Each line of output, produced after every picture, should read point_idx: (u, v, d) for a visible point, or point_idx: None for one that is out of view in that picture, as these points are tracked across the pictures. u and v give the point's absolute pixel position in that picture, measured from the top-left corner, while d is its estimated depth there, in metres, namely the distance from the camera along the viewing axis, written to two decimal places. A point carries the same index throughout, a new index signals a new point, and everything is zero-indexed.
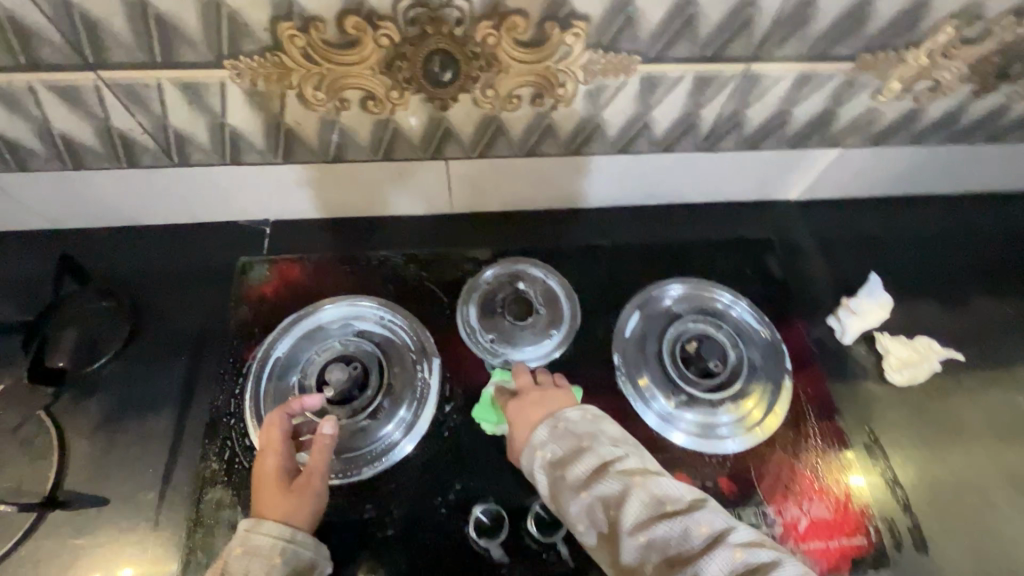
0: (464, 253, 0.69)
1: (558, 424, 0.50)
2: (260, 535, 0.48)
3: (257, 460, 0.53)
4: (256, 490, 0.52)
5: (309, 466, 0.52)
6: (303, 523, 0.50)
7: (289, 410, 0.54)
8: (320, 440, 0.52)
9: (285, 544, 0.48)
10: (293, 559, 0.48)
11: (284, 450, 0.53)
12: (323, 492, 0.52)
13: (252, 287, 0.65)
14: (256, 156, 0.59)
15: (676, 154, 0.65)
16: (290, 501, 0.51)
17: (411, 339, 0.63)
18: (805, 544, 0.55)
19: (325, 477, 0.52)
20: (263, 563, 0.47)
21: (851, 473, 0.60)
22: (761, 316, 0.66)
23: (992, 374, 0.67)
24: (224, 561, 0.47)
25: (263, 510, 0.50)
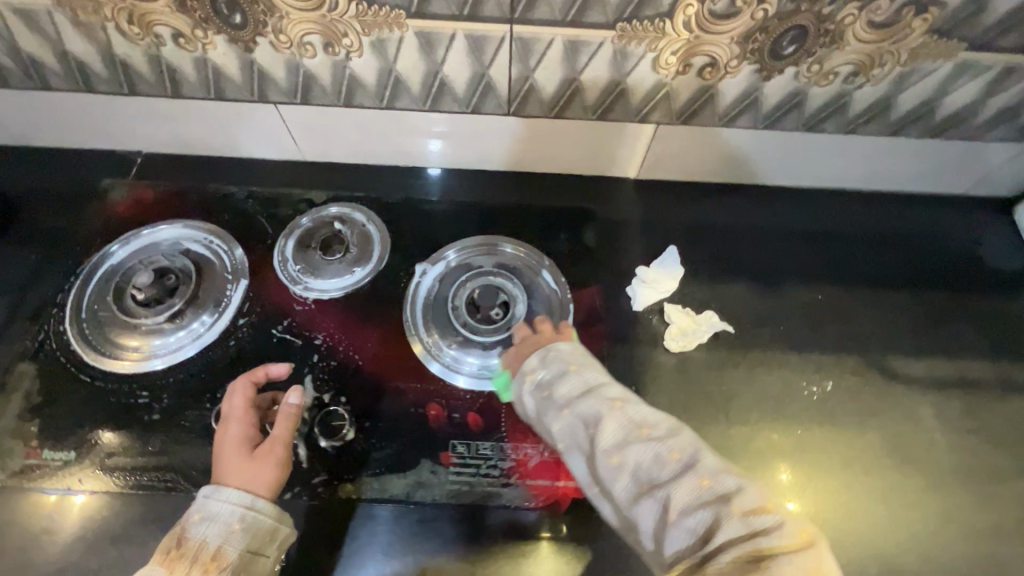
0: (300, 195, 0.76)
1: (549, 353, 0.55)
2: (220, 501, 0.50)
3: (221, 429, 0.57)
4: (217, 457, 0.54)
5: (274, 433, 0.56)
6: (263, 489, 0.52)
7: (253, 377, 0.61)
8: (286, 410, 0.57)
9: (244, 511, 0.50)
10: (253, 525, 0.50)
11: (248, 419, 0.57)
12: (286, 460, 0.55)
13: (110, 205, 0.74)
14: (105, 86, 0.68)
15: (487, 115, 0.69)
16: (251, 468, 0.53)
17: (229, 262, 0.70)
18: (530, 480, 0.58)
19: (287, 447, 0.56)
20: (222, 529, 0.49)
21: (786, 499, 0.60)
22: (555, 276, 0.71)
23: (780, 356, 0.68)
24: (181, 528, 0.49)
25: (223, 478, 0.52)
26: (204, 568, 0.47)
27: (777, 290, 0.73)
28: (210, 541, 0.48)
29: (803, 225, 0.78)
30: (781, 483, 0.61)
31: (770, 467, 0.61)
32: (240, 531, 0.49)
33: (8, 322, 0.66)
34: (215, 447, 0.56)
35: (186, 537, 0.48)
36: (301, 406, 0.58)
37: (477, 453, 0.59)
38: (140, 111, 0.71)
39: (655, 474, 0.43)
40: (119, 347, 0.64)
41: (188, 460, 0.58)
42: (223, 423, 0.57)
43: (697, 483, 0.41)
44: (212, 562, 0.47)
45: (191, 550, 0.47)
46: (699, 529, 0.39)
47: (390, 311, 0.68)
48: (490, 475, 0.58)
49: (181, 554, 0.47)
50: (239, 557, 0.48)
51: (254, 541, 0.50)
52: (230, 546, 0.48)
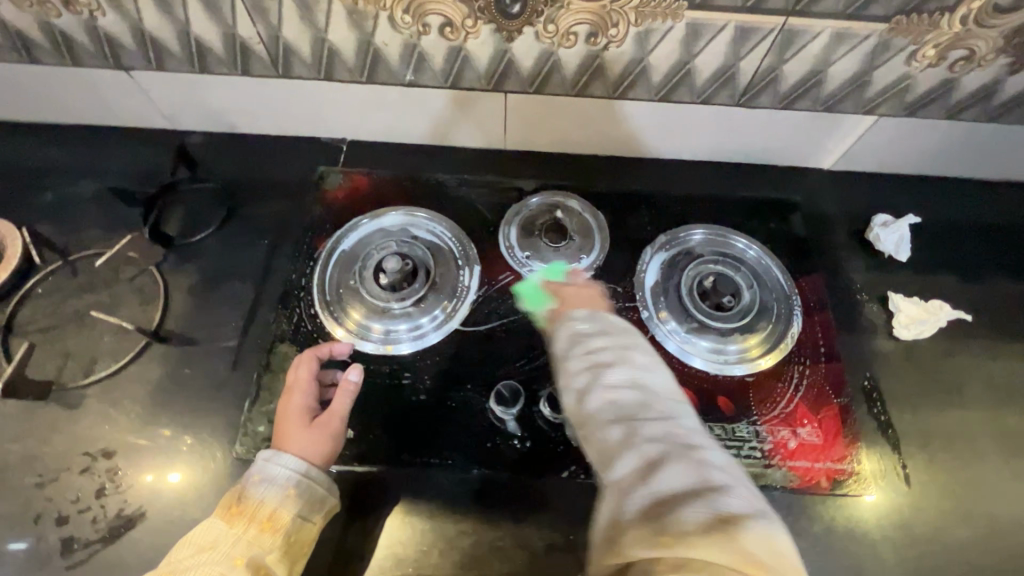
0: (511, 182, 0.77)
1: (567, 324, 0.55)
2: (277, 465, 0.53)
3: (284, 398, 0.59)
4: (279, 424, 0.57)
5: (332, 407, 0.58)
6: (319, 459, 0.55)
7: (318, 353, 0.62)
8: (346, 385, 0.59)
9: (298, 478, 0.53)
10: (307, 491, 0.53)
11: (309, 387, 0.59)
12: (339, 431, 0.57)
13: (328, 190, 0.76)
14: (345, 74, 0.69)
15: (713, 107, 0.71)
16: (310, 436, 0.56)
17: (457, 248, 0.72)
18: (791, 461, 0.61)
19: (342, 419, 0.58)
20: (277, 492, 0.52)
21: (865, 490, 0.60)
22: (778, 265, 0.72)
23: (1001, 344, 0.70)
24: (242, 486, 0.53)
25: (283, 444, 0.55)
26: (261, 526, 0.50)
27: (987, 281, 0.74)
28: (267, 502, 0.51)
29: (1002, 218, 0.79)
30: (863, 474, 0.61)
31: (1013, 452, 0.63)
32: (294, 496, 0.52)
33: (257, 305, 0.68)
34: (280, 414, 0.58)
35: (246, 495, 0.52)
36: (360, 383, 0.60)
37: (736, 435, 0.62)
38: (368, 98, 0.73)
39: (636, 410, 0.45)
40: (370, 330, 0.66)
41: (465, 444, 0.60)
42: (288, 393, 0.59)
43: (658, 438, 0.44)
44: (268, 520, 0.51)
45: (251, 507, 0.51)
46: (639, 460, 0.41)
47: (621, 297, 0.69)
48: (754, 455, 0.61)
49: (241, 510, 0.51)
50: (292, 519, 0.52)
51: (307, 507, 0.53)
52: (283, 508, 0.52)
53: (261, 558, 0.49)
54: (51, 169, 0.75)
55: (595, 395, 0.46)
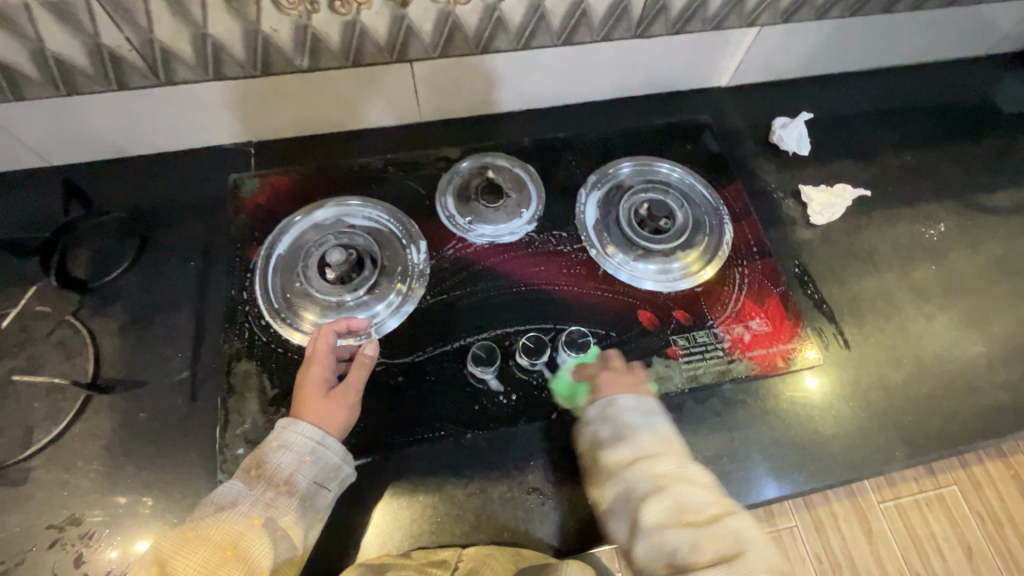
0: (436, 153, 0.77)
1: (611, 405, 0.58)
2: (295, 432, 0.54)
3: (305, 366, 0.59)
4: (299, 391, 0.57)
5: (349, 380, 0.58)
6: (334, 430, 0.56)
7: (336, 327, 0.61)
8: (361, 358, 0.59)
9: (316, 446, 0.54)
10: (322, 460, 0.54)
11: (329, 359, 0.59)
12: (355, 405, 0.58)
13: (247, 197, 0.72)
14: (237, 69, 0.65)
15: (613, 42, 0.73)
16: (328, 406, 0.57)
17: (398, 228, 0.71)
18: (749, 352, 0.67)
19: (358, 393, 0.58)
20: (294, 458, 0.53)
21: (807, 373, 0.67)
22: (702, 181, 0.77)
23: (897, 211, 0.79)
24: (261, 450, 0.53)
25: (302, 413, 0.56)
26: (276, 490, 0.51)
27: (875, 159, 0.83)
28: (284, 467, 0.52)
29: (877, 104, 0.88)
30: (809, 361, 0.67)
31: (925, 299, 0.73)
32: (309, 462, 0.53)
33: (201, 330, 0.64)
34: (298, 383, 0.58)
35: (265, 461, 0.53)
36: (376, 358, 0.60)
37: (698, 341, 0.67)
38: (268, 91, 0.69)
39: (666, 529, 0.48)
40: None
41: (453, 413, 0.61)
42: (308, 362, 0.59)
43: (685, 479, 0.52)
44: (283, 486, 0.52)
45: (269, 471, 0.52)
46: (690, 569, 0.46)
47: (568, 241, 0.72)
48: (717, 355, 0.66)
49: (260, 473, 0.52)
50: (307, 486, 0.52)
51: (321, 474, 0.53)
52: (300, 475, 0.52)
53: (275, 521, 0.50)
54: None
55: (654, 514, 0.49)
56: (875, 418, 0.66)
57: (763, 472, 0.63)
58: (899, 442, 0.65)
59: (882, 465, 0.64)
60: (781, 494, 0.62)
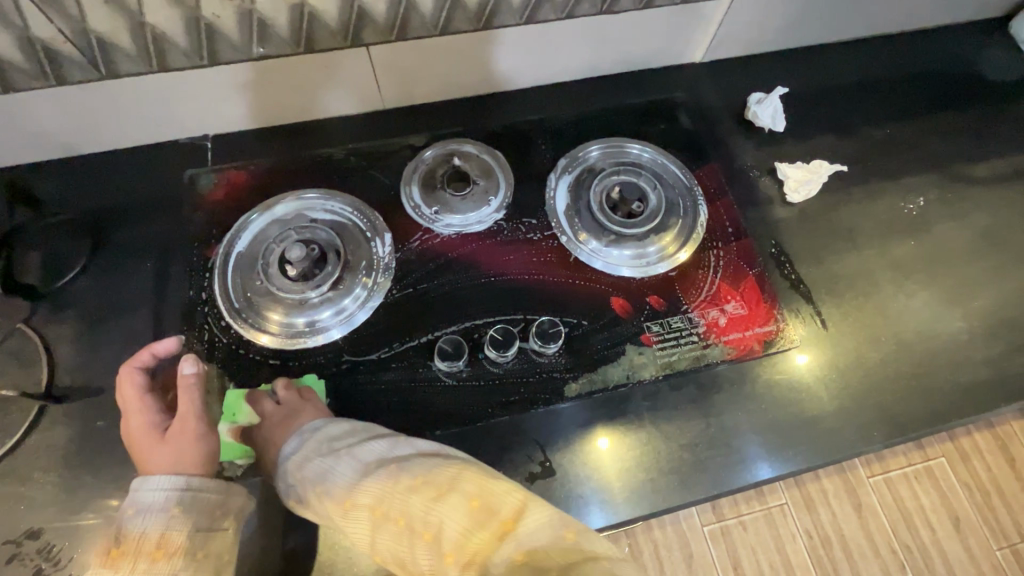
0: (400, 141, 0.74)
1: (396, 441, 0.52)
2: (150, 488, 0.50)
3: (123, 424, 0.56)
4: (136, 448, 0.54)
5: (180, 411, 0.55)
6: (194, 465, 0.52)
7: (137, 363, 0.58)
8: (184, 381, 0.56)
9: (178, 493, 0.50)
10: (192, 503, 0.50)
11: (145, 404, 0.56)
12: (204, 433, 0.54)
13: (204, 194, 0.69)
14: (182, 59, 0.62)
15: (577, 19, 0.71)
16: (172, 448, 0.53)
17: (361, 221, 0.68)
18: (725, 337, 0.65)
19: (200, 420, 0.55)
20: (156, 518, 0.48)
21: (795, 352, 0.66)
22: (676, 161, 0.74)
23: (877, 186, 0.76)
24: (116, 526, 0.49)
25: (148, 465, 0.52)
26: (152, 557, 0.47)
27: (855, 133, 0.81)
28: (148, 532, 0.48)
29: (857, 76, 0.85)
30: (790, 340, 0.66)
31: (906, 276, 0.71)
32: (179, 514, 0.49)
33: (160, 334, 0.62)
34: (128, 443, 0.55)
35: (125, 535, 0.47)
36: (201, 374, 0.58)
37: (672, 327, 0.65)
38: (219, 83, 0.66)
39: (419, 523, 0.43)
40: (292, 326, 0.63)
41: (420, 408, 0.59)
42: (126, 419, 0.56)
43: (442, 497, 0.43)
44: (156, 549, 0.47)
45: (131, 546, 0.47)
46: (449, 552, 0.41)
47: (538, 228, 0.69)
48: (692, 341, 0.64)
49: (121, 552, 0.47)
50: (189, 538, 0.48)
51: (201, 520, 0.50)
52: (172, 530, 0.48)
53: None
54: None
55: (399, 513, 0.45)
56: (852, 399, 0.65)
57: (756, 451, 0.62)
58: (877, 422, 0.64)
59: (860, 447, 0.63)
60: (773, 474, 0.61)
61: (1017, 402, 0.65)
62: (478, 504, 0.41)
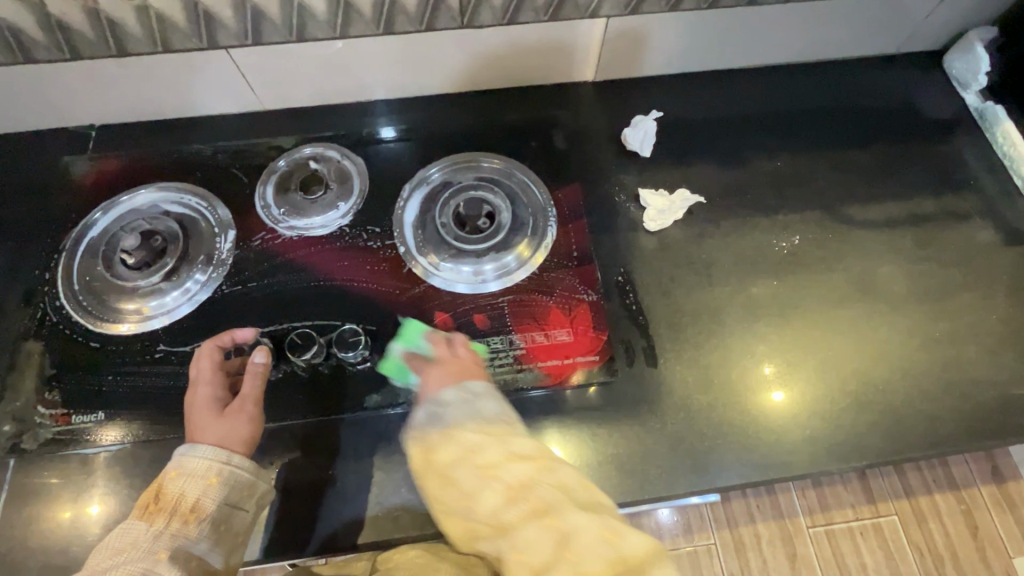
0: (268, 142, 0.76)
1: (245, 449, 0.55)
2: (195, 458, 0.53)
3: (190, 393, 0.59)
4: (190, 418, 0.57)
5: (242, 393, 0.58)
6: (238, 444, 0.56)
7: (219, 342, 0.61)
8: (252, 369, 0.59)
9: (220, 465, 0.54)
10: (229, 478, 0.54)
11: (215, 380, 0.59)
12: (255, 415, 0.58)
13: (75, 179, 0.73)
14: (44, 53, 0.65)
15: (442, 32, 0.71)
16: (224, 424, 0.56)
17: (211, 217, 0.71)
18: (542, 362, 0.63)
19: (257, 403, 0.59)
20: (198, 483, 0.52)
21: (771, 389, 0.64)
22: (535, 180, 0.73)
23: (748, 221, 0.73)
24: (159, 483, 0.53)
25: (197, 437, 0.55)
26: (183, 517, 0.51)
27: (739, 164, 0.77)
28: (188, 495, 0.52)
29: (759, 107, 0.82)
30: (767, 377, 0.64)
31: (756, 317, 0.67)
32: (216, 485, 0.53)
33: (2, 307, 0.66)
34: (187, 411, 0.58)
35: (165, 492, 0.52)
36: (267, 364, 0.61)
37: (489, 347, 0.64)
38: (90, 77, 0.69)
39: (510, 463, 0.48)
40: (122, 312, 0.65)
41: None
42: (192, 387, 0.59)
43: (512, 450, 0.49)
44: (191, 512, 0.51)
45: (169, 503, 0.51)
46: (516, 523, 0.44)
47: (380, 237, 0.70)
48: (506, 363, 0.63)
49: (159, 506, 0.51)
50: (218, 509, 0.52)
51: (233, 495, 0.54)
52: (208, 498, 0.52)
53: (186, 548, 0.49)
54: None
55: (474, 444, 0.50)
56: (666, 440, 0.61)
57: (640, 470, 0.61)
58: (688, 469, 0.60)
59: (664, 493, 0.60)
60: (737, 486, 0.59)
61: (845, 464, 0.61)
62: (568, 501, 0.45)
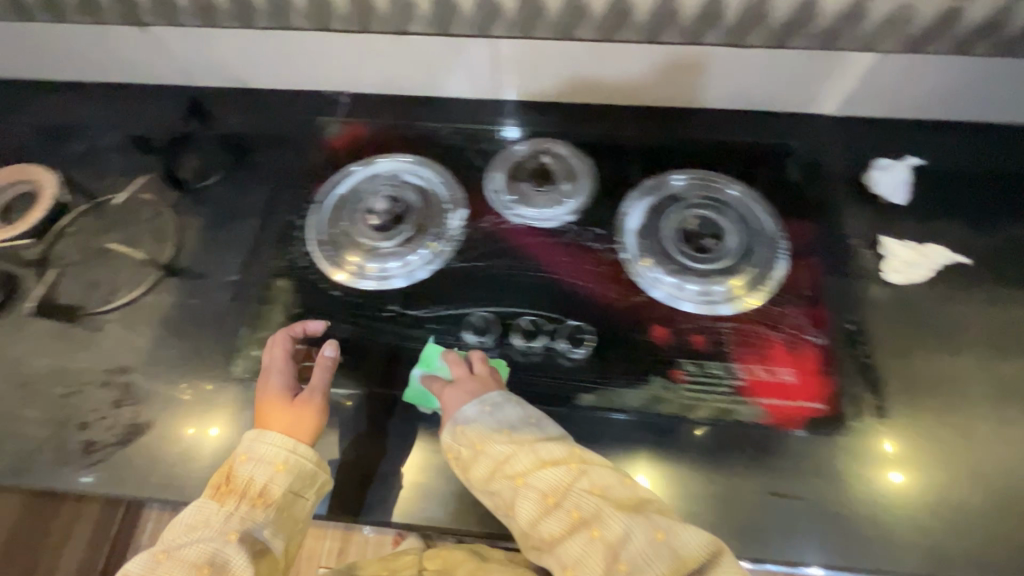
0: (501, 130, 0.79)
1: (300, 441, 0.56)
2: (264, 445, 0.55)
3: (263, 379, 0.61)
4: (260, 405, 0.59)
5: (311, 382, 0.60)
6: (307, 436, 0.57)
7: (291, 332, 0.63)
8: (322, 361, 0.61)
9: (286, 454, 0.55)
10: (297, 467, 0.55)
11: (287, 369, 0.61)
12: (325, 407, 0.60)
13: (326, 139, 0.80)
14: (343, 23, 0.74)
15: (702, 48, 0.71)
16: (291, 413, 0.58)
17: (445, 193, 0.74)
18: (761, 399, 0.60)
19: (324, 395, 0.60)
20: (264, 468, 0.54)
21: (890, 469, 0.58)
22: (766, 209, 0.71)
23: (1003, 293, 0.67)
24: (230, 467, 0.55)
25: (265, 424, 0.57)
26: (252, 501, 0.53)
27: (995, 229, 0.71)
28: (256, 479, 0.54)
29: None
30: (887, 454, 0.58)
31: (1008, 400, 0.61)
32: (283, 472, 0.54)
33: (258, 244, 0.73)
34: (259, 396, 0.60)
35: (234, 475, 0.54)
36: (336, 358, 0.62)
37: (707, 372, 0.62)
38: (366, 49, 0.76)
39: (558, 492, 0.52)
40: (359, 269, 0.69)
41: (453, 376, 0.63)
42: (267, 375, 0.61)
43: (541, 457, 0.53)
44: (258, 497, 0.53)
45: (238, 486, 0.54)
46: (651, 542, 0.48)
47: (602, 239, 0.70)
48: (723, 392, 0.61)
49: (230, 489, 0.54)
50: (284, 496, 0.54)
51: (297, 482, 0.55)
52: (274, 484, 0.54)
53: (255, 532, 0.52)
54: (81, 123, 0.82)
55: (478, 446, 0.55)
56: (894, 513, 0.56)
57: (862, 542, 0.55)
58: (919, 548, 0.55)
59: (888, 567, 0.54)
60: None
61: None
62: (604, 502, 0.50)
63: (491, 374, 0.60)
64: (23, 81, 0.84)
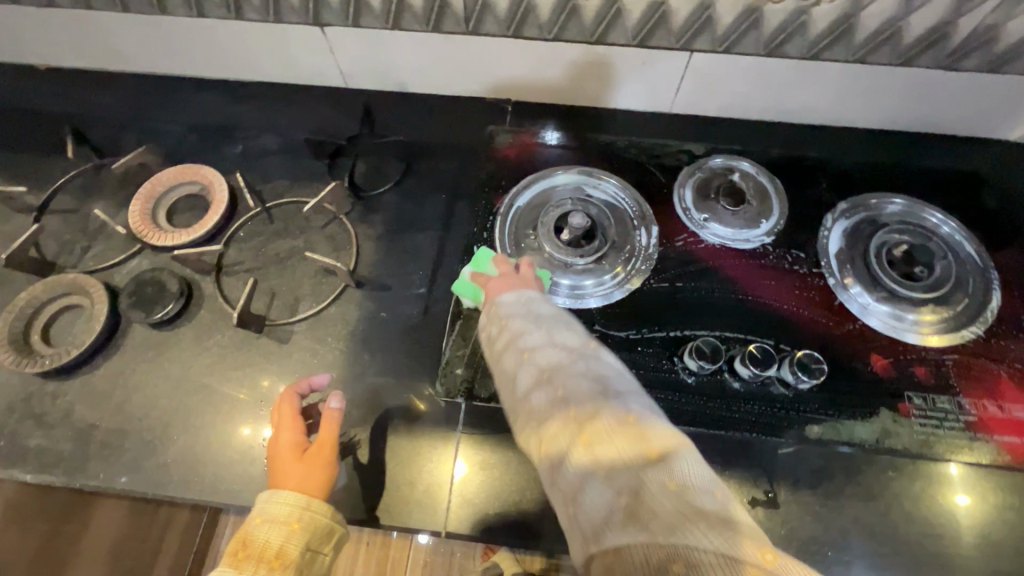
0: (680, 145, 0.77)
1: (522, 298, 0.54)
2: (276, 504, 0.51)
3: (273, 437, 0.57)
4: (274, 465, 0.55)
5: (321, 436, 0.56)
6: (318, 490, 0.53)
7: (298, 389, 0.59)
8: (329, 413, 0.57)
9: (303, 512, 0.51)
10: (309, 524, 0.51)
11: (295, 423, 0.57)
12: (333, 461, 0.55)
13: (498, 148, 0.76)
14: (534, 30, 0.70)
15: (913, 70, 0.68)
16: (303, 469, 0.54)
17: (632, 208, 0.72)
18: (998, 436, 0.59)
19: (335, 448, 0.56)
20: (280, 529, 0.50)
21: (953, 492, 0.59)
22: (971, 237, 0.69)
23: None
24: (245, 530, 0.51)
25: (279, 484, 0.53)
26: (270, 564, 0.49)
27: None
28: (272, 541, 0.50)
29: None
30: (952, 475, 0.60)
31: None
32: (299, 531, 0.51)
33: (441, 257, 0.70)
34: (272, 456, 0.56)
35: (249, 539, 0.50)
36: (342, 408, 0.58)
37: (936, 406, 0.60)
38: (551, 57, 0.73)
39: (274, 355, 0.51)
40: (555, 285, 0.67)
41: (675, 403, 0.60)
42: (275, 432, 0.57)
43: (552, 370, 0.46)
44: (276, 559, 0.49)
45: (254, 550, 0.49)
46: (627, 468, 0.36)
47: (805, 262, 0.68)
48: (957, 428, 0.59)
49: (246, 555, 0.49)
50: (302, 555, 0.50)
51: (313, 539, 0.51)
52: (291, 544, 0.50)
53: None
54: (240, 123, 0.79)
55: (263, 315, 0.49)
56: None
57: None
58: None
59: None
60: None
61: None
62: (573, 408, 0.42)
63: (533, 277, 0.59)
64: (175, 77, 0.82)
